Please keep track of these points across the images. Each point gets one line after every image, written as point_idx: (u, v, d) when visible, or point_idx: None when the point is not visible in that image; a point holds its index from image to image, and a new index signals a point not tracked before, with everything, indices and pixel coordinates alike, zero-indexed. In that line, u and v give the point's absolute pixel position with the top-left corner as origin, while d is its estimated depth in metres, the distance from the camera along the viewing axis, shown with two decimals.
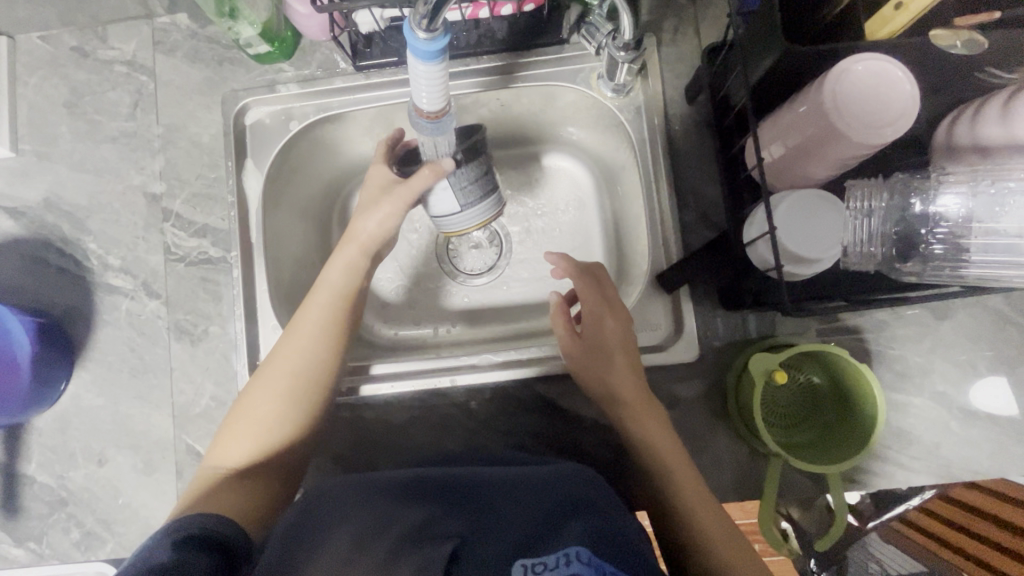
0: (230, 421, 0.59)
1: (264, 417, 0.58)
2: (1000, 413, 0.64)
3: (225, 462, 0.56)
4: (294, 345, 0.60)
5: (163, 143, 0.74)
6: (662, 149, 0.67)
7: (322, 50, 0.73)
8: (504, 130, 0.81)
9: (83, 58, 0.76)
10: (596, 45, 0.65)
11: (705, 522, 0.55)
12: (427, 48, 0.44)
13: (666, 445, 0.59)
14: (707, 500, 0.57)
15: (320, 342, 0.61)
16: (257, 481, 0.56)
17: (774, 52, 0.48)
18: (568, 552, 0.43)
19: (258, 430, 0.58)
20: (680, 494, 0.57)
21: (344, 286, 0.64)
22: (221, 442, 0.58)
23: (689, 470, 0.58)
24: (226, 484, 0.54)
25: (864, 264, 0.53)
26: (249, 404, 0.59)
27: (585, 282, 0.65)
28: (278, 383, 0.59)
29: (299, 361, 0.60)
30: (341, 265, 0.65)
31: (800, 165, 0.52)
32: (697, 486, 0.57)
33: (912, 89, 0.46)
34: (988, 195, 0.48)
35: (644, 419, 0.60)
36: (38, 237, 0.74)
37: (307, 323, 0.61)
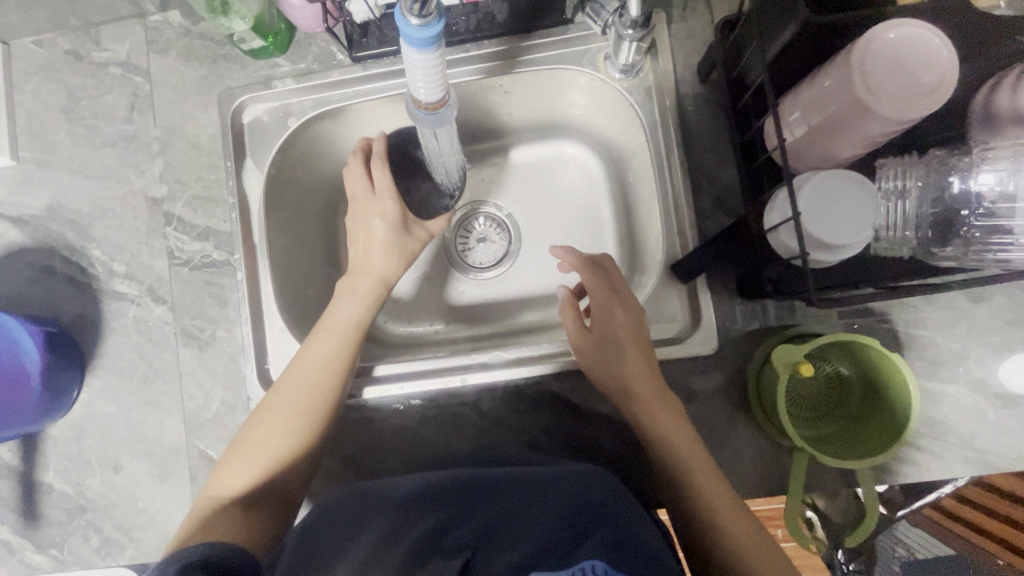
0: (236, 449, 0.58)
1: (271, 446, 0.57)
2: None
3: (227, 490, 0.55)
4: (303, 377, 0.59)
5: (161, 146, 0.73)
6: (675, 132, 0.64)
7: (317, 42, 0.71)
8: (509, 117, 0.78)
9: (78, 62, 0.75)
10: (602, 24, 0.61)
11: (732, 528, 0.53)
12: (421, 36, 0.41)
13: (685, 443, 0.56)
14: (731, 501, 0.54)
15: (329, 374, 0.59)
16: (253, 510, 0.54)
17: (794, 22, 0.45)
18: (583, 566, 0.40)
19: (262, 457, 0.56)
20: (706, 501, 0.54)
21: (356, 318, 0.63)
22: (223, 468, 0.57)
23: (711, 468, 0.56)
24: (224, 513, 0.52)
25: (897, 249, 0.49)
26: (256, 433, 0.58)
27: (594, 279, 0.63)
28: (287, 414, 0.58)
29: (308, 394, 0.58)
30: (353, 300, 0.64)
31: (825, 144, 0.48)
32: (721, 488, 0.55)
33: (949, 55, 0.42)
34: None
35: (661, 425, 0.57)
36: (44, 245, 0.74)
37: (317, 354, 0.60)
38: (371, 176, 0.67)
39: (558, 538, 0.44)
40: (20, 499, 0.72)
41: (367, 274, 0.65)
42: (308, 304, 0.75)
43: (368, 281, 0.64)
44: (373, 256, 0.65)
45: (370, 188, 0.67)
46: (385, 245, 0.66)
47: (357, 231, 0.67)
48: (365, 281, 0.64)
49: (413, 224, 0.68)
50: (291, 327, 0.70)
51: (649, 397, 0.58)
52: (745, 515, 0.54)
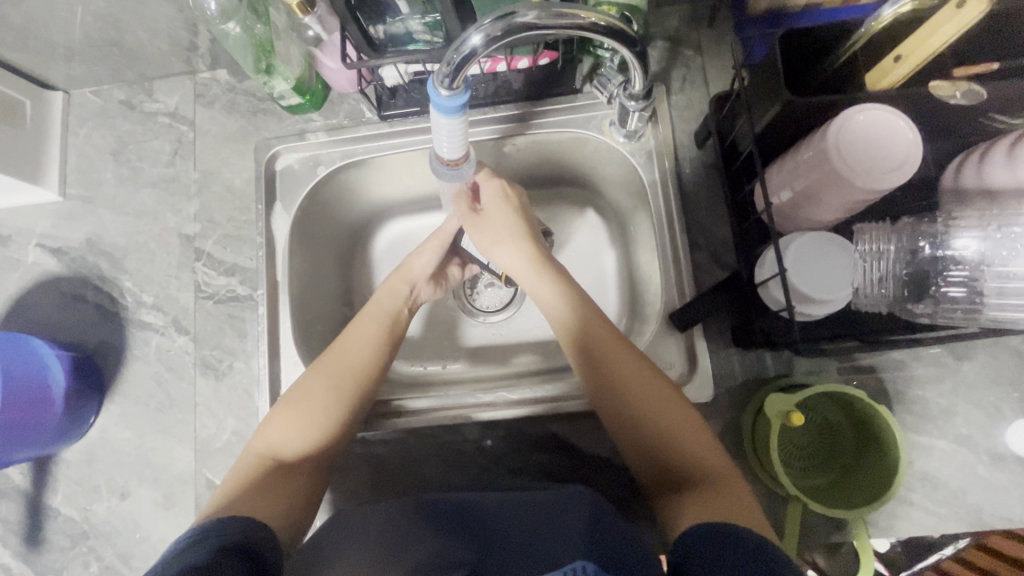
0: (273, 415, 0.60)
1: (314, 414, 0.59)
2: None
3: (274, 452, 0.58)
4: (346, 352, 0.64)
5: (198, 188, 0.79)
6: (674, 191, 0.70)
7: (349, 101, 0.78)
8: (525, 171, 0.83)
9: (130, 111, 0.82)
10: (607, 94, 0.68)
11: (686, 441, 0.53)
12: (449, 104, 0.48)
13: (642, 382, 0.56)
14: (688, 429, 0.54)
15: (370, 349, 0.65)
16: (296, 476, 0.57)
17: (776, 104, 0.50)
18: (573, 566, 0.38)
19: (307, 422, 0.59)
20: (655, 415, 0.55)
21: (392, 306, 0.70)
22: (263, 431, 0.59)
23: (669, 402, 0.56)
24: (271, 476, 0.55)
25: (874, 304, 0.53)
26: (299, 400, 0.60)
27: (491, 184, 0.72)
28: (329, 383, 0.61)
29: (352, 363, 0.63)
30: (391, 293, 0.71)
31: (808, 209, 0.53)
32: (680, 421, 0.55)
33: (914, 135, 0.48)
34: (1006, 239, 0.49)
35: (614, 347, 0.59)
36: (78, 275, 0.79)
37: (361, 334, 0.66)
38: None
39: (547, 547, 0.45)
40: (25, 522, 0.73)
41: (403, 279, 0.73)
42: (323, 340, 0.78)
43: (405, 280, 0.72)
44: (415, 263, 0.74)
45: None
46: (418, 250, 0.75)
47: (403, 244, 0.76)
48: (404, 279, 0.72)
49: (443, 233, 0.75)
50: (305, 361, 0.73)
51: (588, 316, 0.62)
52: (695, 424, 0.54)
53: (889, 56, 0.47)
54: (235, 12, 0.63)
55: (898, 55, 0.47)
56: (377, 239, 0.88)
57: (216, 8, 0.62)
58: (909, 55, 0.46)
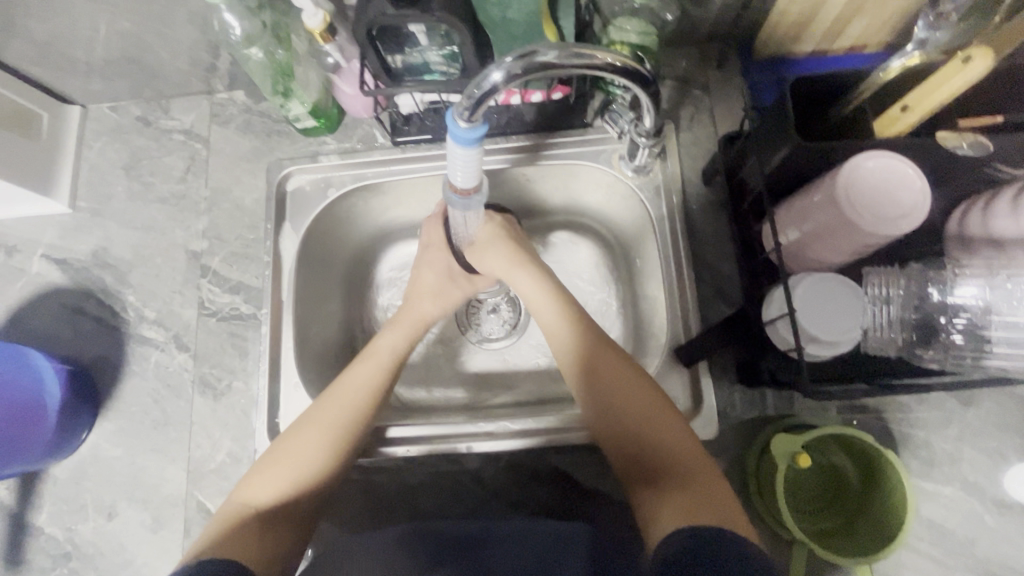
0: (265, 460, 0.59)
1: (303, 462, 0.58)
2: None
3: (257, 499, 0.56)
4: (340, 402, 0.61)
5: (208, 205, 0.79)
6: (681, 226, 0.70)
7: (363, 126, 0.79)
8: (533, 201, 0.84)
9: (145, 127, 0.83)
10: (618, 129, 0.68)
11: (662, 433, 0.55)
12: (466, 135, 0.48)
13: (620, 375, 0.58)
14: (664, 424, 0.55)
15: (364, 399, 0.62)
16: (277, 527, 0.54)
17: (785, 146, 0.52)
18: None
19: (293, 469, 0.57)
20: (650, 425, 0.55)
21: (398, 351, 0.67)
22: (253, 475, 0.58)
23: (644, 394, 0.57)
24: (250, 526, 0.53)
25: (884, 347, 0.53)
26: (290, 445, 0.59)
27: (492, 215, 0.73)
28: (321, 430, 0.59)
29: (343, 411, 0.61)
30: (397, 336, 0.68)
31: (816, 250, 0.54)
32: (656, 413, 0.56)
33: (922, 184, 0.49)
34: (1006, 289, 0.48)
35: (611, 356, 0.60)
36: (81, 287, 0.78)
37: (359, 376, 0.63)
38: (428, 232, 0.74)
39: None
40: (7, 540, 0.71)
41: (411, 313, 0.70)
42: (323, 362, 0.78)
43: (411, 320, 0.70)
44: (421, 297, 0.72)
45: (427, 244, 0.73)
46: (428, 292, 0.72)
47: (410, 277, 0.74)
48: (409, 318, 0.70)
49: (458, 276, 0.74)
50: (305, 383, 0.72)
51: (586, 326, 0.63)
52: (688, 436, 0.54)
53: (896, 105, 0.49)
54: (259, 39, 0.65)
55: (904, 105, 0.49)
56: (381, 262, 0.88)
57: (240, 33, 0.64)
58: (916, 105, 0.48)
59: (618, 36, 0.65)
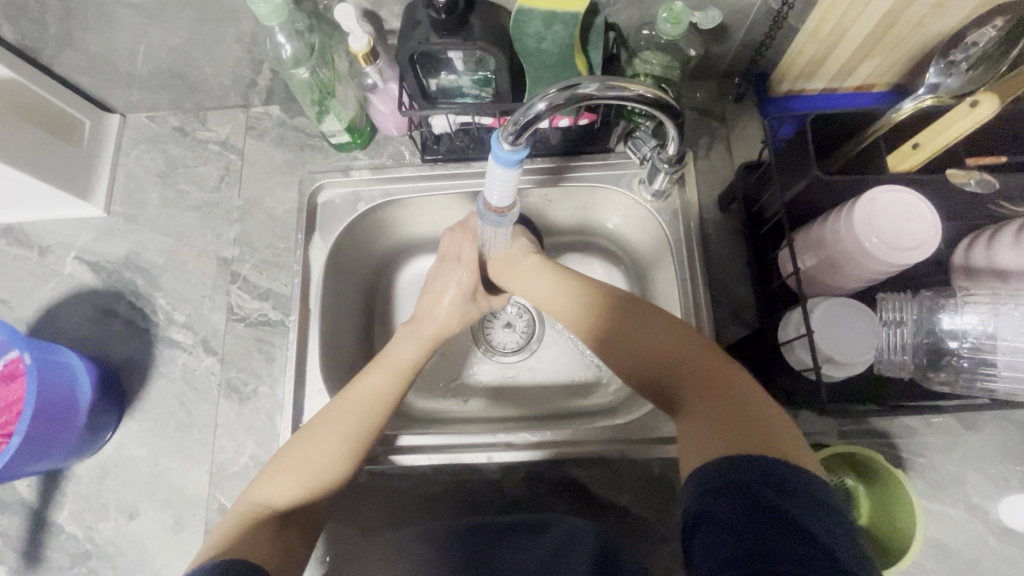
0: (277, 462, 0.59)
1: (316, 467, 0.58)
2: None
3: (272, 502, 0.56)
4: (355, 409, 0.62)
5: (241, 214, 0.82)
6: (699, 249, 0.73)
7: (393, 143, 0.83)
8: (554, 221, 0.87)
9: (182, 137, 0.86)
10: (641, 155, 0.72)
11: (686, 362, 0.54)
12: (508, 157, 0.52)
13: (637, 319, 0.59)
14: (689, 352, 0.54)
15: (377, 407, 0.63)
16: (289, 530, 0.55)
17: (805, 178, 0.55)
18: None
19: (307, 473, 0.58)
20: (679, 356, 0.54)
21: (413, 359, 0.68)
22: (264, 477, 0.58)
23: (664, 331, 0.57)
24: (262, 526, 0.54)
25: (896, 370, 0.56)
26: (304, 449, 0.59)
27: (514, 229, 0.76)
28: (335, 435, 0.60)
29: (359, 418, 0.62)
30: (411, 343, 0.69)
31: (831, 276, 0.57)
32: (679, 345, 0.55)
33: (934, 218, 0.52)
34: (1003, 319, 0.51)
35: (631, 305, 0.61)
36: (112, 289, 0.80)
37: (375, 386, 0.64)
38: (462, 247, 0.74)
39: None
40: (27, 537, 0.71)
41: (429, 324, 0.71)
42: (346, 370, 0.80)
43: (428, 330, 0.70)
44: (436, 306, 0.72)
45: (458, 259, 0.74)
46: (445, 302, 0.72)
47: (430, 287, 0.74)
48: (426, 327, 0.71)
49: (478, 295, 0.75)
50: (329, 390, 0.74)
51: (598, 287, 0.64)
52: (722, 362, 0.53)
53: (908, 143, 0.52)
54: (306, 61, 0.68)
55: (916, 143, 0.52)
56: (402, 274, 0.90)
57: (289, 52, 0.67)
58: (927, 144, 0.51)
59: (644, 69, 0.70)
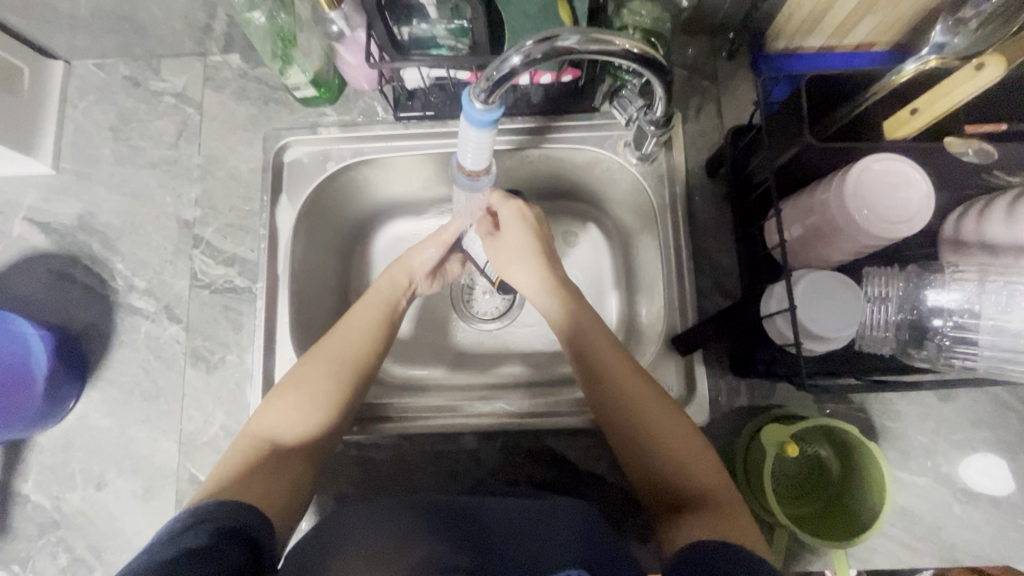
0: (272, 396, 0.58)
1: (310, 398, 0.58)
2: (999, 493, 0.65)
3: (273, 436, 0.55)
4: (341, 340, 0.62)
5: (202, 173, 0.77)
6: (682, 215, 0.70)
7: (364, 98, 0.77)
8: (536, 184, 0.83)
9: (134, 87, 0.79)
10: (627, 117, 0.68)
11: (665, 433, 0.55)
12: (481, 117, 0.48)
13: (623, 370, 0.58)
14: (668, 420, 0.56)
15: (365, 338, 0.64)
16: (289, 464, 0.54)
17: (795, 146, 0.52)
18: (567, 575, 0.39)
19: (301, 405, 0.57)
20: (654, 424, 0.56)
21: (391, 301, 0.68)
22: (262, 409, 0.57)
23: (648, 391, 0.57)
24: (263, 460, 0.53)
25: (877, 346, 0.56)
26: (292, 383, 0.58)
27: (508, 202, 0.71)
28: (325, 365, 0.60)
29: (347, 347, 0.62)
30: (388, 283, 0.70)
31: (818, 248, 0.55)
32: (660, 408, 0.56)
33: (928, 189, 0.49)
34: (983, 297, 0.49)
35: (613, 352, 0.60)
36: (67, 253, 0.76)
37: (355, 318, 0.65)
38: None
39: (547, 548, 0.45)
40: None
41: (403, 271, 0.71)
42: (319, 335, 0.77)
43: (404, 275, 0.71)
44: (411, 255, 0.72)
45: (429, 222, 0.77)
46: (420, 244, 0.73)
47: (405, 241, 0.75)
48: (402, 271, 0.71)
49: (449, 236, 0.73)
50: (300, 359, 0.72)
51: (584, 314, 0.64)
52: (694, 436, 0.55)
53: (906, 108, 0.50)
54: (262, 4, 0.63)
55: (914, 109, 0.49)
56: (378, 239, 0.87)
57: None
58: (926, 110, 0.49)
59: (632, 20, 0.65)
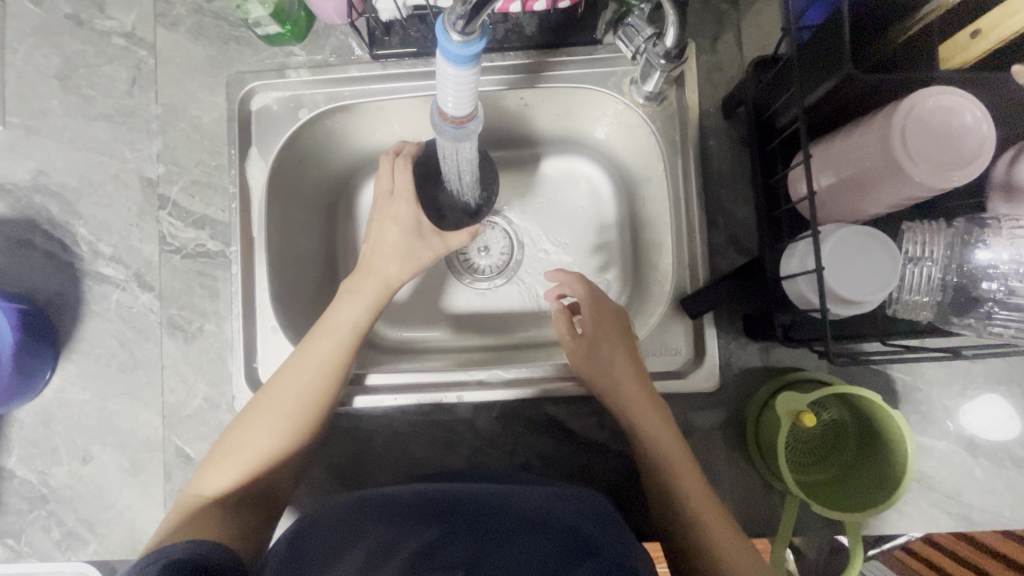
0: (221, 446, 0.56)
1: (256, 449, 0.55)
2: (999, 433, 0.62)
3: (213, 488, 0.53)
4: (293, 383, 0.56)
5: (161, 125, 0.70)
6: (695, 162, 0.63)
7: (336, 34, 0.68)
8: (529, 127, 0.74)
9: (77, 27, 0.71)
10: (633, 49, 0.58)
11: (701, 516, 0.54)
12: (460, 52, 0.41)
13: (673, 448, 0.57)
14: (706, 500, 0.55)
15: (322, 376, 0.57)
16: (237, 512, 0.52)
17: (835, 77, 0.44)
18: None
19: (250, 458, 0.54)
20: (693, 508, 0.55)
21: (356, 326, 0.60)
22: (209, 464, 0.55)
23: (695, 471, 0.56)
24: (204, 513, 0.51)
25: (914, 313, 0.50)
26: (243, 436, 0.55)
27: (595, 308, 0.64)
28: (275, 415, 0.56)
29: (301, 395, 0.56)
30: (356, 304, 0.61)
31: (851, 199, 0.49)
32: (705, 494, 0.55)
33: (989, 129, 0.43)
34: None
35: (663, 427, 0.58)
36: (24, 217, 0.70)
37: (311, 359, 0.58)
38: (393, 178, 0.64)
39: (576, 545, 0.41)
40: None
41: (371, 279, 0.62)
42: (303, 301, 0.72)
43: (371, 287, 0.62)
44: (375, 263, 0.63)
45: (392, 189, 0.64)
46: (391, 251, 0.63)
47: (370, 230, 0.65)
48: (367, 282, 0.62)
49: (428, 233, 0.64)
50: (283, 326, 0.67)
51: (641, 386, 0.60)
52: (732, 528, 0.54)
53: (966, 29, 0.42)
54: None
55: (975, 30, 0.42)
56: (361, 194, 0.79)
57: None
58: (988, 31, 0.41)
59: None
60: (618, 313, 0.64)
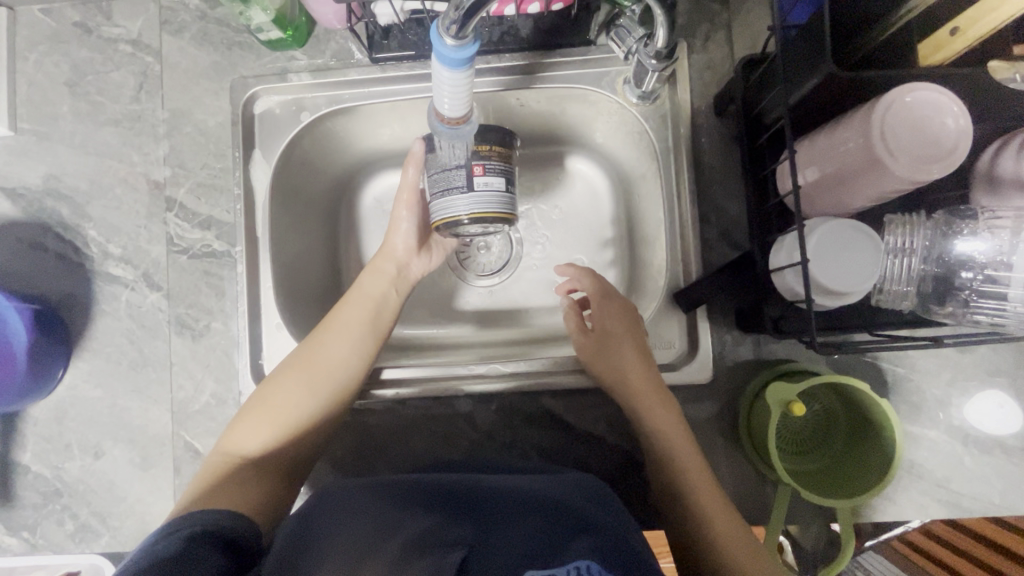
0: (250, 407, 0.58)
1: (286, 414, 0.57)
2: (1002, 431, 0.63)
3: (242, 449, 0.56)
4: (327, 354, 0.60)
5: (167, 129, 0.72)
6: (687, 160, 0.65)
7: (336, 38, 0.70)
8: (525, 127, 0.76)
9: (86, 35, 0.73)
10: (625, 50, 0.61)
11: (703, 500, 0.56)
12: (454, 56, 0.43)
13: (674, 435, 0.59)
14: (706, 484, 0.57)
15: (356, 351, 0.61)
16: (263, 476, 0.55)
17: (818, 75, 0.46)
18: (578, 565, 0.39)
19: (281, 422, 0.57)
20: (697, 492, 0.56)
21: (383, 302, 0.65)
22: (236, 425, 0.58)
23: (695, 456, 0.58)
24: (235, 474, 0.54)
25: (897, 303, 0.51)
26: (275, 396, 0.58)
27: (603, 304, 0.66)
28: (307, 382, 0.58)
29: (335, 368, 0.60)
30: (382, 281, 0.65)
31: (836, 193, 0.50)
32: (704, 479, 0.57)
33: (966, 123, 0.44)
34: (1019, 245, 0.46)
35: (665, 414, 0.59)
36: (36, 221, 0.72)
37: (345, 324, 0.62)
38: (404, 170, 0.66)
39: (571, 521, 0.43)
40: None
41: (389, 258, 0.67)
42: (306, 299, 0.74)
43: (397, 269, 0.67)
44: (394, 242, 0.67)
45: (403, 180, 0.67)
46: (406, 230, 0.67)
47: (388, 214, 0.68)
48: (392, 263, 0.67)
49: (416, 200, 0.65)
50: (287, 324, 0.69)
51: (647, 374, 0.61)
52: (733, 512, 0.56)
53: (946, 28, 0.43)
54: None
55: (955, 27, 0.43)
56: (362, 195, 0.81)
57: None
58: (969, 28, 0.42)
59: None
60: (627, 307, 0.65)
